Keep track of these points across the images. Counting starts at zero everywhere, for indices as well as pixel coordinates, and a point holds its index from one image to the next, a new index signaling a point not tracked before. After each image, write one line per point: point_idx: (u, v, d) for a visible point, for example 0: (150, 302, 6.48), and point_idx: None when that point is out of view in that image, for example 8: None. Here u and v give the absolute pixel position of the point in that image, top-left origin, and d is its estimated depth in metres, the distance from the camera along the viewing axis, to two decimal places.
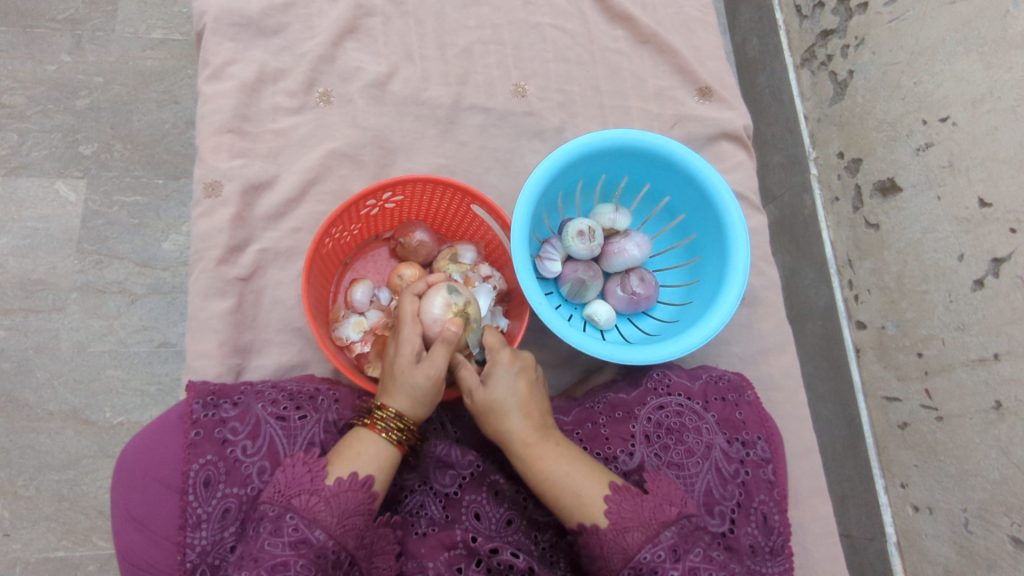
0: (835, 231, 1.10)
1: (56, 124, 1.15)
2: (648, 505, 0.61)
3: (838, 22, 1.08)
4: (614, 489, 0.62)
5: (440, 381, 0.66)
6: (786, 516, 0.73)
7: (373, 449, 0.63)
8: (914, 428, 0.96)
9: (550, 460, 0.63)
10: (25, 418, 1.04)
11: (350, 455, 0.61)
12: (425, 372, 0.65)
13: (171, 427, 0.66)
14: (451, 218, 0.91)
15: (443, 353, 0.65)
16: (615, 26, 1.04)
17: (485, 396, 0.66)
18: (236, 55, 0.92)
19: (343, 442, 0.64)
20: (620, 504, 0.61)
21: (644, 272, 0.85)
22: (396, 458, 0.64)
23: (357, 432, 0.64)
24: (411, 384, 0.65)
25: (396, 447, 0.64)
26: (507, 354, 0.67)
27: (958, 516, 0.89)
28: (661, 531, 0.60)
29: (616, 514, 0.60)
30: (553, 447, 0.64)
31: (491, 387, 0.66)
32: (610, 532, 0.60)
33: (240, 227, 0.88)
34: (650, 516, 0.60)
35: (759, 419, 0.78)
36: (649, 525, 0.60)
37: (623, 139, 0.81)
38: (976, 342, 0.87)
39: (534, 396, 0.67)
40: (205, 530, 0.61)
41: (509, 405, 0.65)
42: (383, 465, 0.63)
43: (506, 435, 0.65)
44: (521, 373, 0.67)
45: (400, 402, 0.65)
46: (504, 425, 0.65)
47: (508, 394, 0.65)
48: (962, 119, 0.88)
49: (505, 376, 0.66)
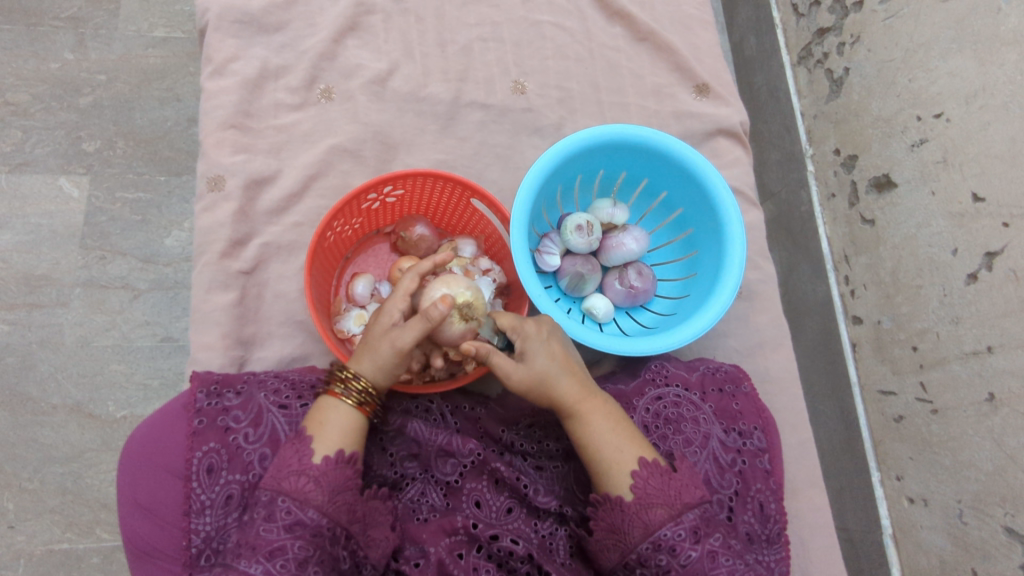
0: (832, 227, 1.11)
1: (60, 121, 1.16)
2: (675, 484, 0.62)
3: (834, 21, 1.09)
4: (643, 464, 0.63)
5: (407, 351, 0.64)
6: (782, 504, 0.73)
7: (337, 417, 0.63)
8: (909, 421, 0.97)
9: (597, 416, 0.65)
10: (29, 412, 1.05)
11: (315, 426, 0.62)
12: (394, 340, 0.64)
13: (175, 415, 0.67)
14: (452, 212, 0.92)
15: (418, 328, 0.63)
16: (613, 24, 1.05)
17: (528, 370, 0.65)
18: (239, 51, 0.93)
19: (311, 414, 0.64)
20: (647, 480, 0.62)
21: (642, 266, 0.86)
22: (361, 424, 0.64)
23: (322, 400, 0.64)
24: (378, 350, 0.65)
25: (356, 410, 0.64)
26: (535, 327, 0.67)
27: (952, 507, 0.90)
28: (684, 511, 0.61)
29: (642, 490, 0.62)
30: (600, 403, 0.66)
31: (530, 360, 0.65)
32: (635, 506, 0.61)
33: (243, 221, 0.89)
34: (675, 496, 0.61)
35: (755, 409, 0.79)
36: (674, 504, 0.61)
37: (620, 134, 0.83)
38: (970, 334, 0.88)
39: (570, 357, 0.68)
40: (209, 516, 0.63)
41: (552, 371, 0.65)
42: (349, 431, 0.63)
43: (555, 399, 0.66)
44: (552, 339, 0.68)
45: (373, 368, 0.65)
46: (556, 390, 0.65)
47: (550, 359, 0.66)
48: (956, 115, 0.89)
49: (539, 346, 0.66)
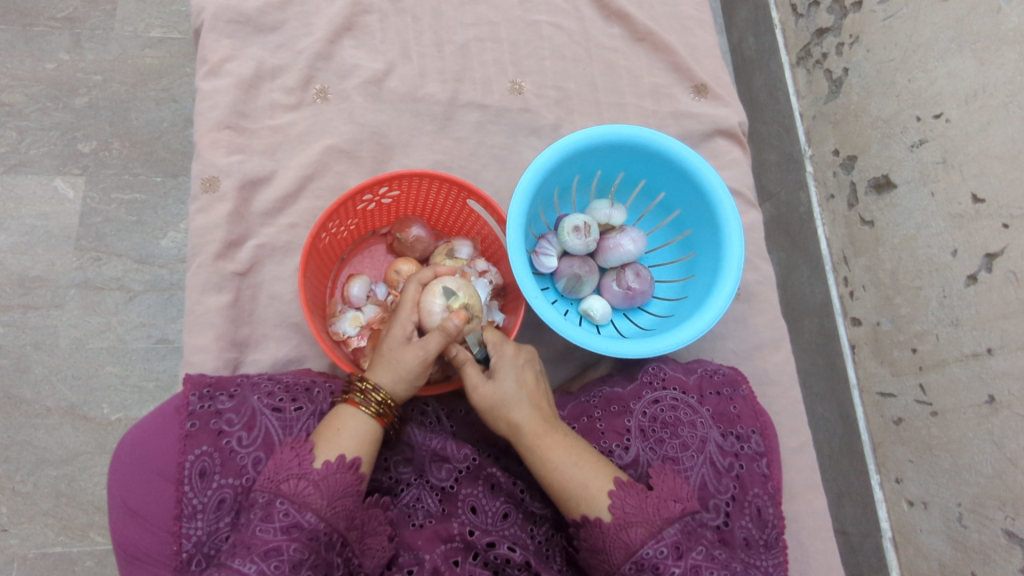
0: (831, 228, 1.10)
1: (55, 122, 1.16)
2: (652, 501, 0.61)
3: (833, 21, 1.08)
4: (619, 484, 0.62)
5: (428, 365, 0.66)
6: (780, 508, 0.73)
7: (354, 427, 0.63)
8: (908, 424, 0.96)
9: (557, 449, 0.65)
10: (23, 414, 1.04)
11: (331, 434, 0.62)
12: (414, 353, 0.66)
13: (168, 418, 0.66)
14: (448, 213, 0.91)
15: (437, 342, 0.66)
16: (611, 24, 1.04)
17: (494, 390, 0.66)
18: (234, 51, 0.93)
19: (326, 422, 0.65)
20: (624, 500, 0.61)
21: (640, 268, 0.86)
22: (377, 434, 0.65)
23: (337, 410, 0.65)
24: (399, 362, 0.66)
25: (376, 419, 0.64)
26: (512, 350, 0.69)
27: (952, 511, 0.90)
28: (664, 527, 0.60)
29: (620, 509, 0.61)
30: (561, 438, 0.66)
31: (499, 382, 0.67)
32: (613, 527, 0.60)
33: (238, 222, 0.88)
34: (653, 513, 0.60)
35: (753, 413, 0.78)
36: (654, 521, 0.60)
37: (618, 135, 0.82)
38: (970, 337, 0.87)
39: (539, 388, 0.69)
40: (201, 521, 0.62)
41: (518, 398, 0.66)
42: (365, 442, 0.63)
43: (514, 428, 0.66)
44: (527, 368, 0.69)
45: (391, 381, 0.66)
46: (514, 417, 0.66)
47: (517, 387, 0.67)
48: (955, 116, 0.89)
49: (512, 370, 0.67)
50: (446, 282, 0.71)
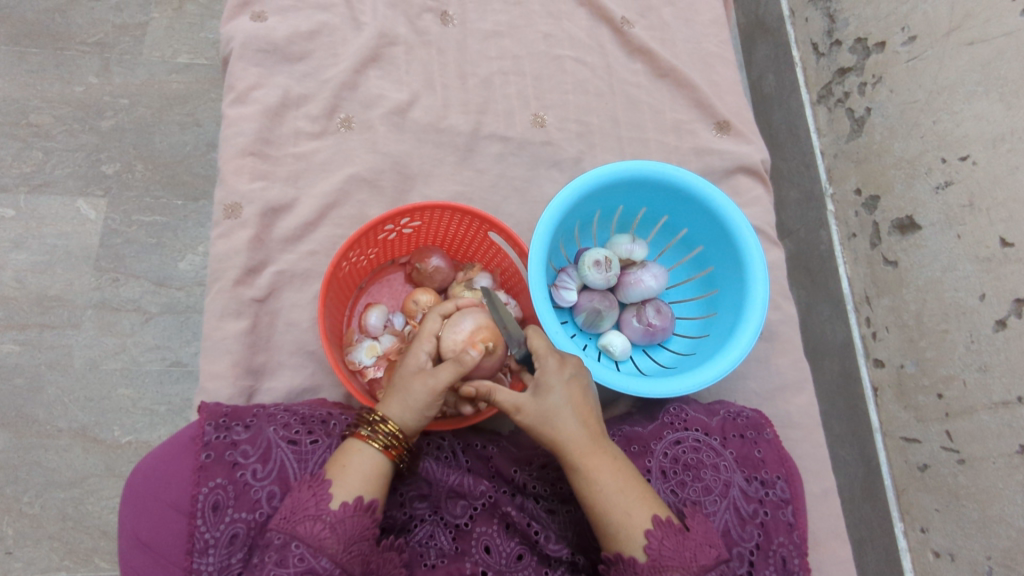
0: (852, 267, 1.09)
1: (80, 143, 1.17)
2: (689, 545, 0.60)
3: (855, 61, 1.09)
4: (657, 523, 0.60)
5: (438, 394, 0.62)
6: (806, 559, 0.70)
7: (361, 461, 0.61)
8: (934, 471, 0.94)
9: (604, 472, 0.61)
10: (34, 434, 1.04)
11: (338, 471, 0.60)
12: (423, 382, 0.62)
13: (181, 448, 0.65)
14: (468, 244, 0.91)
15: (449, 373, 0.62)
16: (634, 60, 1.05)
17: (538, 405, 0.63)
18: (261, 80, 0.94)
19: (336, 456, 0.62)
20: (662, 541, 0.59)
21: (661, 304, 0.85)
22: (388, 469, 0.62)
23: (347, 443, 0.62)
24: (409, 394, 0.63)
25: (384, 454, 0.62)
26: (555, 362, 0.65)
27: (981, 564, 0.86)
28: (700, 574, 0.58)
29: (656, 551, 0.58)
30: (609, 459, 0.63)
31: (543, 396, 0.63)
32: (648, 569, 0.58)
33: (258, 248, 0.88)
34: (690, 557, 0.59)
35: (778, 458, 0.76)
36: (689, 566, 0.58)
37: (642, 171, 0.82)
38: (999, 383, 0.85)
39: (586, 401, 0.65)
40: (213, 556, 0.60)
41: (562, 411, 0.63)
42: (377, 480, 0.61)
43: (559, 445, 0.63)
44: (574, 379, 0.65)
45: (403, 415, 0.62)
46: (560, 433, 0.62)
47: (562, 401, 0.63)
48: (982, 158, 0.88)
49: (557, 382, 0.64)
50: (472, 317, 0.69)
